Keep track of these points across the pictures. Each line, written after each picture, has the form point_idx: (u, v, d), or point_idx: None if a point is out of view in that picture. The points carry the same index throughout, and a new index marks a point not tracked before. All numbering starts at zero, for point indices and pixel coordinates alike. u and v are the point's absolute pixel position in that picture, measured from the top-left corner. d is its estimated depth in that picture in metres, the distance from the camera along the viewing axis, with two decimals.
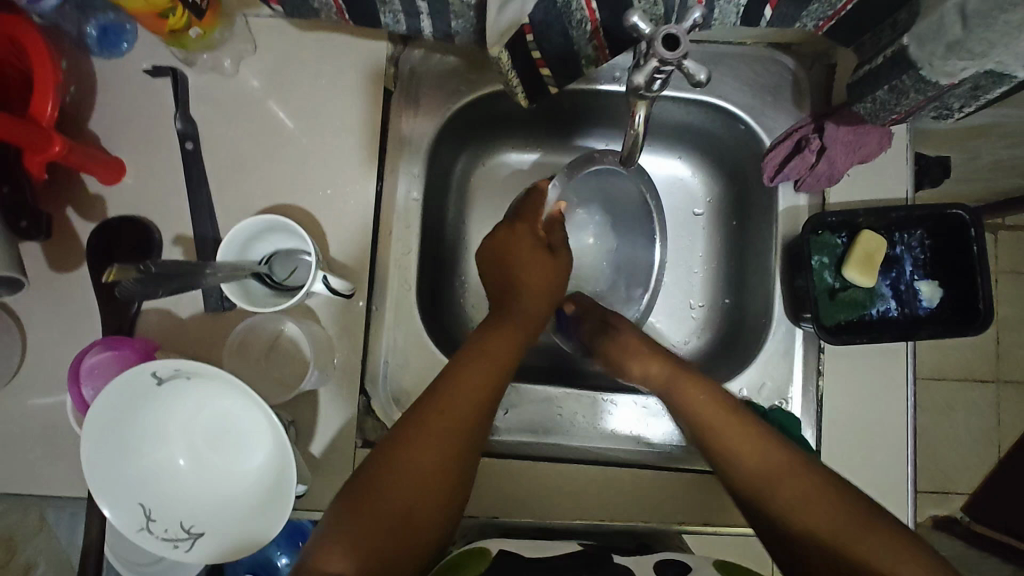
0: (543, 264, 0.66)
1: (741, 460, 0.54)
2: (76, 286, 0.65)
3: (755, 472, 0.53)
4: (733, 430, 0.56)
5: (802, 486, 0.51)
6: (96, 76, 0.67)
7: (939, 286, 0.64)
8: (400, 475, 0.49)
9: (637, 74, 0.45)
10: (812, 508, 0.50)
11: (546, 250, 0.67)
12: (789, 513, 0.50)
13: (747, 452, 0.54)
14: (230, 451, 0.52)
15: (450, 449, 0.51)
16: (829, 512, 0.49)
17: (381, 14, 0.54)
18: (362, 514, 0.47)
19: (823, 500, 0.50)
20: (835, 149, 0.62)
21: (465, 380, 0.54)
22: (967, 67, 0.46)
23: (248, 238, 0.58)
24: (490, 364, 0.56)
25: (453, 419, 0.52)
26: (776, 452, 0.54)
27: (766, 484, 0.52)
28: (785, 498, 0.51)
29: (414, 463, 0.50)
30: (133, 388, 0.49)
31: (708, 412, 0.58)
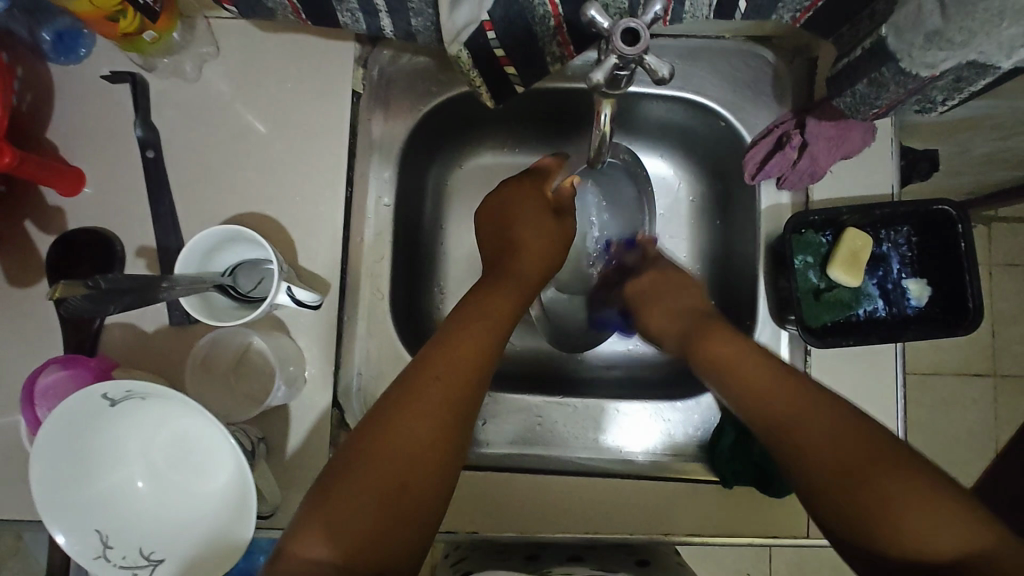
0: (544, 226, 0.63)
1: (767, 403, 0.47)
2: (37, 301, 0.63)
3: (775, 417, 0.46)
4: (759, 375, 0.50)
5: (830, 425, 0.44)
6: (53, 83, 0.65)
7: (927, 284, 0.62)
8: (382, 453, 0.44)
9: (597, 72, 0.42)
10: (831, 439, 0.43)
11: (550, 214, 0.63)
12: (804, 445, 0.44)
13: (766, 385, 0.49)
14: (189, 474, 0.50)
15: (439, 421, 0.46)
16: (850, 444, 0.42)
17: (338, 13, 0.52)
18: (341, 498, 0.43)
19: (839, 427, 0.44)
20: (817, 144, 0.60)
21: (451, 350, 0.50)
22: (947, 58, 0.44)
23: (208, 249, 0.56)
24: (479, 331, 0.52)
25: (442, 388, 0.47)
26: (804, 394, 0.47)
27: (777, 412, 0.47)
28: (796, 428, 0.45)
29: (410, 432, 0.45)
30: (84, 410, 0.46)
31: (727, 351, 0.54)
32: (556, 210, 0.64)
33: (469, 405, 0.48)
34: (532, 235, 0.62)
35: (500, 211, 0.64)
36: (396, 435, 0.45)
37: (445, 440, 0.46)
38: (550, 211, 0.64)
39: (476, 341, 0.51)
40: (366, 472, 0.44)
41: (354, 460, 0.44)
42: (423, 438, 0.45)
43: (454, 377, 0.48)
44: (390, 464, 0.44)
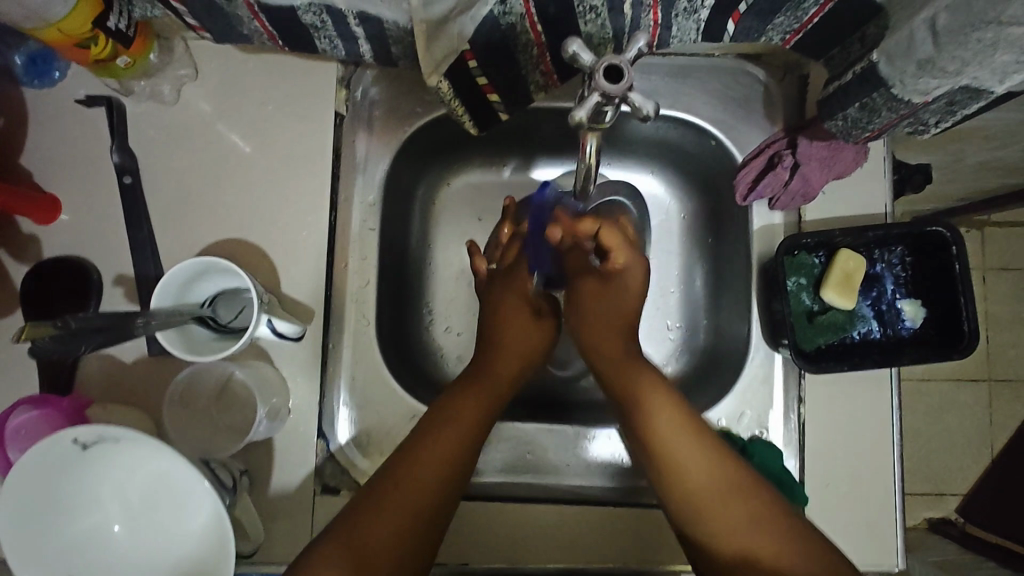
0: (524, 332, 0.66)
1: (684, 481, 0.51)
2: (12, 332, 0.61)
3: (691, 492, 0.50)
4: (678, 436, 0.53)
5: (738, 508, 0.49)
6: (27, 108, 0.63)
7: (921, 305, 0.61)
8: (402, 487, 0.50)
9: (580, 108, 0.41)
10: (738, 547, 0.47)
11: (530, 316, 0.67)
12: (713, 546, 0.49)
13: (688, 471, 0.51)
14: (164, 518, 0.48)
15: (447, 457, 0.52)
16: (754, 537, 0.47)
17: (315, 40, 0.51)
18: (367, 523, 0.47)
19: (744, 515, 0.48)
20: (809, 166, 0.59)
21: (462, 412, 0.56)
22: (940, 85, 0.43)
23: (186, 281, 0.54)
24: (479, 393, 0.58)
25: (450, 440, 0.53)
26: (715, 471, 0.51)
27: (697, 508, 0.50)
28: (707, 510, 0.49)
29: (430, 455, 0.52)
30: (53, 455, 0.45)
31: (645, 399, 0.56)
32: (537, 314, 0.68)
33: (467, 450, 0.54)
34: (516, 329, 0.66)
35: (495, 309, 0.67)
36: (421, 455, 0.52)
37: (449, 480, 0.51)
38: (532, 315, 0.67)
39: (482, 397, 0.58)
40: (384, 505, 0.48)
41: (388, 477, 0.50)
42: (436, 463, 0.52)
43: (462, 430, 0.54)
44: (407, 502, 0.49)
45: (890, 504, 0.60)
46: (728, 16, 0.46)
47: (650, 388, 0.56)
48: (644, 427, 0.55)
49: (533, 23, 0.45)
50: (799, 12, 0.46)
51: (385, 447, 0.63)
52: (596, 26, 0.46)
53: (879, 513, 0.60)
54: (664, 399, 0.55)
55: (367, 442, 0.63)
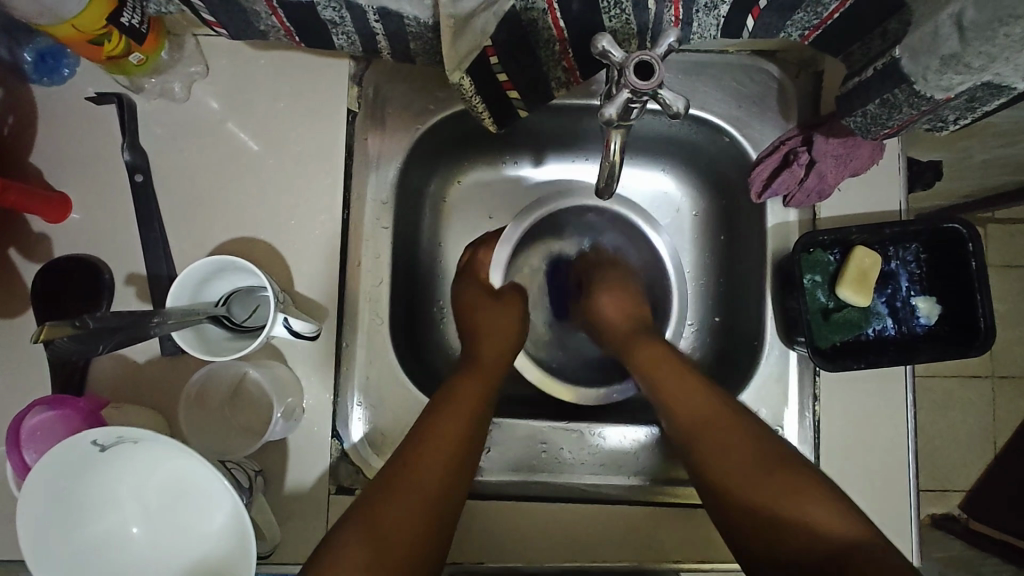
0: (498, 317, 0.65)
1: (673, 407, 0.56)
2: (22, 332, 0.60)
3: (685, 418, 0.55)
4: (668, 376, 0.58)
5: (726, 430, 0.53)
6: (36, 105, 0.63)
7: (937, 302, 0.61)
8: (406, 486, 0.48)
9: (609, 106, 0.41)
10: (725, 457, 0.52)
11: (490, 297, 0.66)
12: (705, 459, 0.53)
13: (678, 398, 0.56)
14: (182, 520, 0.48)
15: (453, 449, 0.51)
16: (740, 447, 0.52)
17: (333, 36, 0.52)
18: (377, 521, 0.45)
19: (745, 448, 0.51)
20: (825, 163, 0.59)
21: (458, 403, 0.54)
22: (964, 81, 0.42)
23: (201, 280, 0.54)
24: (473, 389, 0.57)
25: (448, 435, 0.52)
26: (705, 398, 0.55)
27: (690, 428, 0.54)
28: (703, 428, 0.54)
29: (441, 442, 0.51)
30: (72, 457, 0.44)
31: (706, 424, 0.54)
32: (497, 294, 0.67)
33: (468, 447, 0.52)
34: (488, 317, 0.65)
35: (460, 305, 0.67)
36: (431, 445, 0.50)
37: (454, 473, 0.50)
38: (490, 296, 0.67)
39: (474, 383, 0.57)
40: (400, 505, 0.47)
41: (397, 471, 0.49)
42: (445, 451, 0.51)
43: (462, 423, 0.53)
44: (424, 492, 0.48)
45: (905, 503, 0.60)
46: (748, 12, 0.47)
47: (684, 387, 0.56)
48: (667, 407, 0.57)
49: (555, 18, 0.45)
50: (820, 7, 0.46)
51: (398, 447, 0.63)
52: (620, 22, 0.46)
53: (894, 510, 0.60)
54: (684, 377, 0.57)
55: (382, 441, 0.63)
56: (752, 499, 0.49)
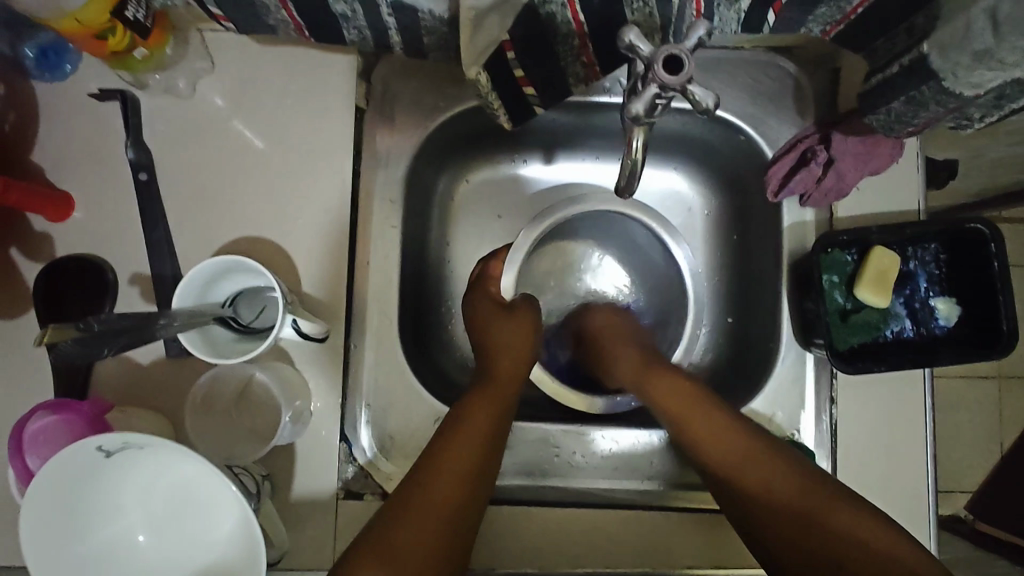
0: (519, 335, 0.62)
1: (707, 448, 0.54)
2: (23, 334, 0.59)
3: (724, 461, 0.53)
4: (698, 415, 0.56)
5: (770, 470, 0.51)
6: (37, 102, 0.61)
7: (956, 303, 0.60)
8: (424, 496, 0.47)
9: (636, 102, 0.40)
10: (780, 495, 0.50)
11: (502, 311, 0.63)
12: (757, 502, 0.51)
13: (713, 439, 0.54)
14: (190, 526, 0.47)
15: (472, 458, 0.50)
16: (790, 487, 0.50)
17: (343, 30, 0.51)
18: (395, 533, 0.44)
19: (795, 487, 0.50)
20: (844, 162, 0.58)
21: (475, 413, 0.53)
22: (996, 78, 0.41)
23: (207, 280, 0.53)
24: (492, 399, 0.55)
25: (466, 443, 0.50)
26: (740, 439, 0.53)
27: (732, 474, 0.53)
28: (746, 474, 0.52)
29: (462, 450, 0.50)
30: (76, 464, 0.43)
31: (732, 455, 0.53)
32: (510, 307, 0.63)
33: (486, 460, 0.51)
34: (503, 331, 0.62)
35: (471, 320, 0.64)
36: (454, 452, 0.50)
37: (473, 481, 0.49)
38: (501, 309, 0.63)
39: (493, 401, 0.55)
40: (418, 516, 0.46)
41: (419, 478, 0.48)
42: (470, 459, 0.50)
43: (480, 430, 0.52)
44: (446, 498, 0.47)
45: (923, 508, 0.59)
46: (770, 7, 0.46)
47: (716, 428, 0.54)
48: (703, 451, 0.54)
49: (575, 12, 0.45)
50: (844, 2, 0.45)
51: (407, 451, 0.61)
52: (643, 16, 0.45)
53: (913, 515, 0.59)
54: (713, 418, 0.55)
55: (391, 445, 0.62)
56: (810, 535, 0.48)
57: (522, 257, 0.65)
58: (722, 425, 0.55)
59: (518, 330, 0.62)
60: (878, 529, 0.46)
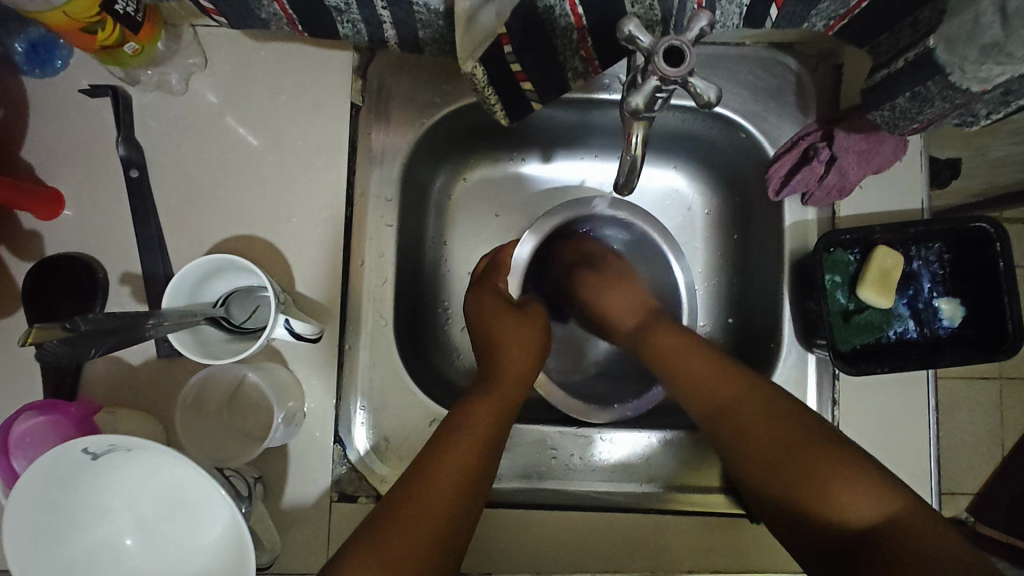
0: (517, 328, 0.60)
1: (685, 383, 0.53)
2: (11, 333, 0.58)
3: (699, 397, 0.52)
4: (681, 355, 0.55)
5: (749, 403, 0.50)
6: (27, 97, 0.60)
7: (961, 304, 0.59)
8: (420, 504, 0.44)
9: (636, 94, 0.39)
10: (751, 428, 0.48)
11: (513, 310, 0.61)
12: (729, 433, 0.49)
13: (692, 372, 0.53)
14: (179, 530, 0.46)
15: (466, 471, 0.47)
16: (764, 419, 0.48)
17: (338, 24, 0.50)
18: (392, 540, 0.42)
19: (770, 420, 0.48)
20: (847, 159, 0.57)
21: (474, 423, 0.51)
22: (1003, 72, 0.40)
23: (198, 279, 0.52)
24: (489, 407, 0.53)
25: (461, 454, 0.48)
26: (719, 374, 0.52)
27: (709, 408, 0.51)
28: (722, 408, 0.50)
29: (457, 462, 0.47)
30: (62, 467, 0.42)
31: (721, 397, 0.51)
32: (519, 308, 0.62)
33: (481, 470, 0.48)
34: (505, 327, 0.60)
35: (475, 314, 0.62)
36: (449, 461, 0.47)
37: (469, 492, 0.47)
38: (511, 307, 0.62)
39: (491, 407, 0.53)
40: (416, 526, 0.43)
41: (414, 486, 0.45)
42: (464, 470, 0.47)
43: (478, 439, 0.49)
44: (440, 508, 0.44)
45: None
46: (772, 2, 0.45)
47: (693, 365, 0.54)
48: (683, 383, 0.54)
49: (573, 4, 0.44)
50: None
51: (403, 453, 0.61)
52: (643, 8, 0.45)
53: None
54: (692, 355, 0.54)
55: (386, 447, 0.61)
56: (779, 471, 0.46)
57: (532, 245, 0.66)
58: (714, 369, 0.53)
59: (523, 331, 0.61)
60: (877, 484, 0.42)
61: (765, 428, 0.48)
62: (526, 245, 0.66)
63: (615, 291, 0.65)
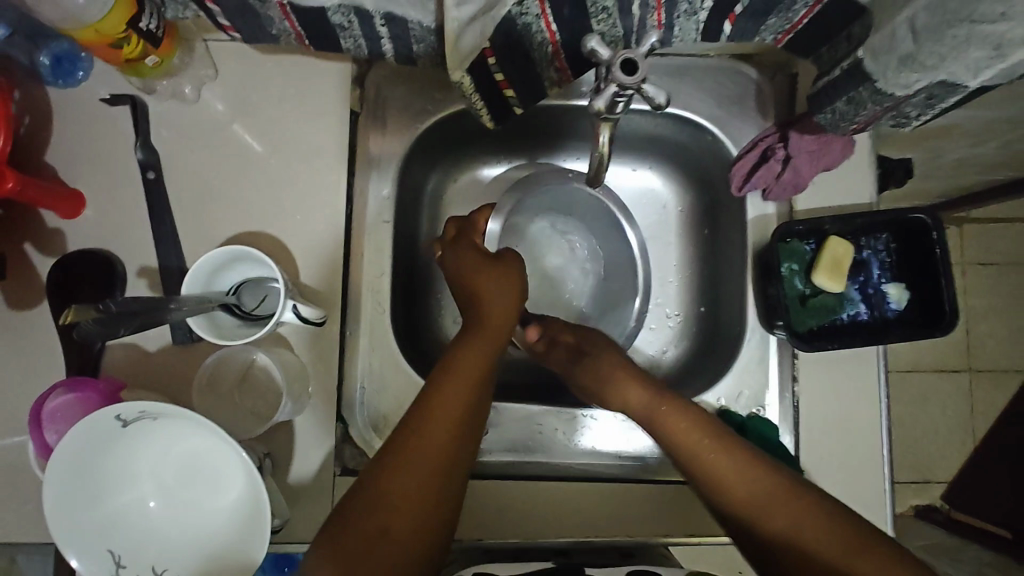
0: (499, 279, 0.61)
1: (726, 486, 0.53)
2: (36, 323, 0.63)
3: (742, 501, 0.52)
4: (715, 452, 0.55)
5: (797, 510, 0.50)
6: (52, 107, 0.66)
7: (906, 288, 0.65)
8: (401, 475, 0.47)
9: (597, 99, 0.46)
10: (804, 534, 0.49)
11: (486, 260, 0.61)
12: (779, 538, 0.50)
13: (728, 476, 0.53)
14: (199, 494, 0.51)
15: (451, 429, 0.50)
16: (817, 526, 0.49)
17: (341, 39, 0.56)
18: (377, 501, 0.46)
19: (818, 529, 0.49)
20: (800, 158, 0.63)
21: (455, 373, 0.53)
22: (920, 79, 0.47)
23: (214, 269, 0.57)
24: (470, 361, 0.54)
25: (445, 414, 0.50)
26: (762, 479, 0.52)
27: (752, 514, 0.51)
28: (766, 514, 0.51)
29: (434, 427, 0.50)
30: (98, 432, 0.47)
31: (769, 507, 0.51)
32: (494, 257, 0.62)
33: (467, 426, 0.51)
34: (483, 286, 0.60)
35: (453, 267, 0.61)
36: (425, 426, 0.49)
37: (455, 448, 0.50)
38: (487, 258, 0.61)
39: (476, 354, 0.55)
40: (385, 524, 0.45)
41: (400, 443, 0.49)
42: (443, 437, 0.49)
43: (461, 394, 0.52)
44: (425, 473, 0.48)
45: (878, 478, 0.64)
46: (726, 17, 0.51)
47: (732, 466, 0.54)
48: (721, 486, 0.53)
49: (549, 23, 0.50)
50: (790, 13, 0.50)
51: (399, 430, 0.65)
52: (607, 25, 0.51)
53: (870, 485, 0.64)
54: (728, 454, 0.54)
55: (384, 424, 0.66)
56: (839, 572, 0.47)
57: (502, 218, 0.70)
58: (762, 480, 0.52)
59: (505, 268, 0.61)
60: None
61: (818, 535, 0.48)
62: (497, 217, 0.70)
63: (605, 357, 0.65)
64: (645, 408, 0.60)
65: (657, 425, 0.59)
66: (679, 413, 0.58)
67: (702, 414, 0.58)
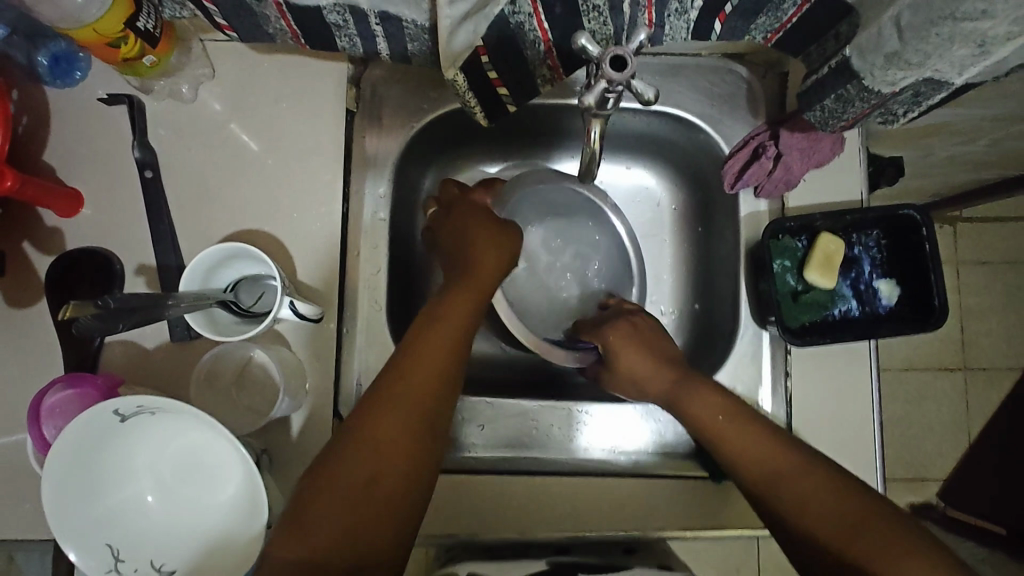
0: (490, 249, 0.63)
1: (738, 461, 0.54)
2: (34, 320, 0.63)
3: (754, 474, 0.53)
4: (728, 428, 0.56)
5: (800, 483, 0.50)
6: (50, 106, 0.66)
7: (896, 284, 0.66)
8: (375, 437, 0.46)
9: (588, 95, 0.47)
10: (807, 507, 0.49)
11: (491, 227, 0.65)
12: (784, 511, 0.50)
13: (743, 450, 0.54)
14: (197, 488, 0.51)
15: (429, 394, 0.50)
16: (818, 498, 0.49)
17: (336, 38, 0.56)
18: (345, 462, 0.45)
19: (823, 502, 0.48)
20: (791, 156, 0.64)
21: (428, 339, 0.53)
22: (907, 76, 0.48)
23: (211, 266, 0.58)
24: (447, 329, 0.54)
25: (422, 379, 0.50)
26: (771, 451, 0.53)
27: (760, 487, 0.52)
28: (771, 486, 0.51)
29: (410, 392, 0.49)
30: (96, 427, 0.47)
31: (776, 479, 0.51)
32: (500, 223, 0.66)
33: (445, 393, 0.51)
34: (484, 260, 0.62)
35: (455, 232, 0.65)
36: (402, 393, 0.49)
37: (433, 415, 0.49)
38: (491, 227, 0.65)
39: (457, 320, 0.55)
40: (350, 487, 0.44)
41: (373, 407, 0.48)
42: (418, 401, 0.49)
43: (435, 359, 0.51)
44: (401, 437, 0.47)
45: (871, 473, 0.64)
46: (715, 16, 0.51)
47: (743, 439, 0.55)
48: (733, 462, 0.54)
49: (541, 22, 0.50)
50: (779, 13, 0.50)
51: None
52: (598, 25, 0.51)
53: (863, 479, 0.64)
54: (743, 432, 0.55)
55: None
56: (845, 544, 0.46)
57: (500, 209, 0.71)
58: (771, 453, 0.53)
59: (497, 237, 0.64)
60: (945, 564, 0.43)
61: (826, 508, 0.48)
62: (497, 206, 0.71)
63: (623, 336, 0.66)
64: (664, 391, 0.63)
65: (677, 407, 0.61)
66: (698, 394, 0.60)
67: (721, 393, 0.59)
